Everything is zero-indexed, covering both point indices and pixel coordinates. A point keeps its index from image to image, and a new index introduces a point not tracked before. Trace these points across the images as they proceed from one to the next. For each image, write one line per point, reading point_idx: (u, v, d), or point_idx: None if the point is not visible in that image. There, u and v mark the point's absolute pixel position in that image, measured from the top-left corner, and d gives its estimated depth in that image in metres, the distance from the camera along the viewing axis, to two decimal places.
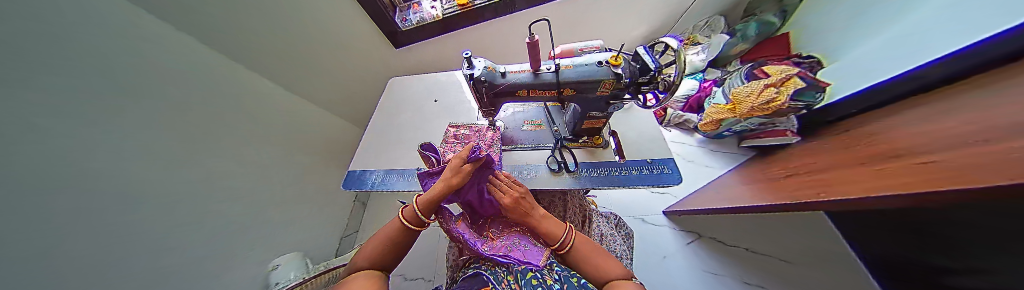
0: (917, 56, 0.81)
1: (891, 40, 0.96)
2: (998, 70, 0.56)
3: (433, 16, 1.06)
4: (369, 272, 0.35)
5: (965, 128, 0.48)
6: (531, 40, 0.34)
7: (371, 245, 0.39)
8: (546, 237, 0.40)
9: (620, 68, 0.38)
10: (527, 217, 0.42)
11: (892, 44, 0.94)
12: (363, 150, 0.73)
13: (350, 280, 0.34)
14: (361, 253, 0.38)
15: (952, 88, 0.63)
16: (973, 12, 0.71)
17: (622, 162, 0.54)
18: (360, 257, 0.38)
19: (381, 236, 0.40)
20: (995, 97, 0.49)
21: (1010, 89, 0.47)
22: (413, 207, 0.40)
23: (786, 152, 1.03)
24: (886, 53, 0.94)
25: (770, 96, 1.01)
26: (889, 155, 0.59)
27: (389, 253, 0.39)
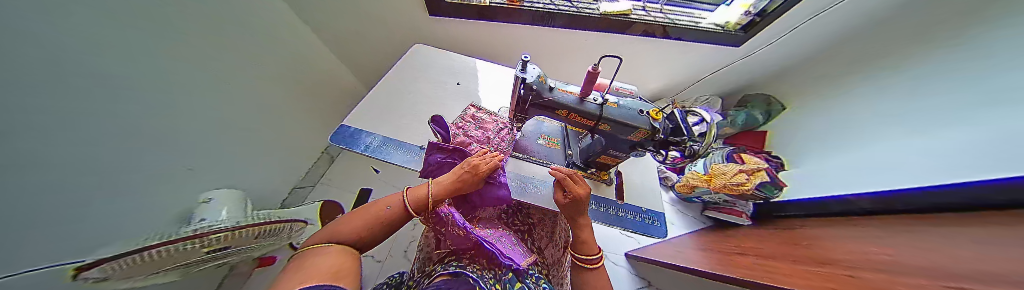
0: (921, 177, 0.74)
1: (861, 155, 0.98)
2: (914, 218, 0.69)
3: (481, 1, 1.00)
4: (342, 246, 0.33)
5: (885, 258, 0.58)
6: (594, 70, 0.35)
7: (357, 219, 0.37)
8: (587, 245, 0.44)
9: (658, 123, 0.41)
10: (576, 219, 0.47)
11: (867, 160, 0.95)
12: (363, 107, 0.67)
13: (314, 247, 0.31)
14: (345, 223, 0.36)
15: (880, 221, 0.76)
16: (952, 146, 0.71)
17: (619, 203, 0.56)
18: (343, 227, 0.35)
19: (370, 214, 0.38)
20: (909, 241, 0.61)
21: (922, 238, 0.59)
22: (426, 193, 0.44)
23: (738, 232, 1.16)
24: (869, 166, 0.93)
25: (741, 180, 1.14)
26: (822, 260, 0.69)
27: (376, 230, 0.38)
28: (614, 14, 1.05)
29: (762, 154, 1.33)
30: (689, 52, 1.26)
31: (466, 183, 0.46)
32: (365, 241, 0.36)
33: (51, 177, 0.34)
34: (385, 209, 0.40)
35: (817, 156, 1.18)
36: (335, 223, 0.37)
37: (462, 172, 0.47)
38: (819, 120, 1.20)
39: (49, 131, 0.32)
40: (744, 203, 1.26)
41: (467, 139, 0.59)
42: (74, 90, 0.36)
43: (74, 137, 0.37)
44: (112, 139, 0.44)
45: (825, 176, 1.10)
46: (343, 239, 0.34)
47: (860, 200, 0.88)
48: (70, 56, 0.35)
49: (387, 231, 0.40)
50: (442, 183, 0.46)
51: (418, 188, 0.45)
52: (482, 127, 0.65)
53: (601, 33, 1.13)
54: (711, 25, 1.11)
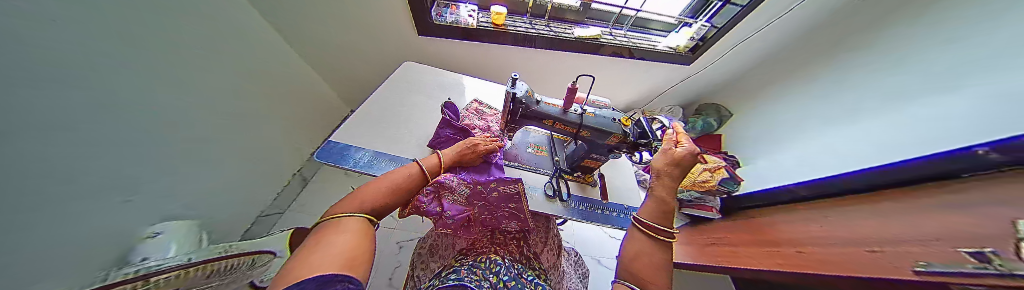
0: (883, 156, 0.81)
1: (814, 148, 1.11)
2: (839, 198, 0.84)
3: (470, 24, 1.08)
4: (366, 219, 0.34)
5: (828, 236, 0.69)
6: (573, 86, 0.41)
7: (377, 188, 0.38)
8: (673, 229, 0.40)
9: (627, 129, 0.50)
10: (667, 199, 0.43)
11: (819, 151, 1.08)
12: (351, 124, 0.67)
13: (339, 219, 0.32)
14: (366, 192, 0.37)
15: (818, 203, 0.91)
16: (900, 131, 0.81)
17: (605, 203, 0.62)
18: (365, 196, 0.36)
19: (390, 183, 0.40)
20: (840, 219, 0.73)
21: (848, 216, 0.71)
22: (438, 160, 0.49)
23: (710, 226, 1.28)
24: (824, 154, 1.05)
25: (706, 177, 1.28)
26: (780, 242, 0.79)
27: (392, 201, 0.39)
28: (588, 38, 1.20)
29: (720, 154, 1.51)
30: (653, 69, 1.44)
31: (467, 157, 0.54)
32: (386, 208, 0.38)
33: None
34: (402, 177, 0.42)
35: (767, 152, 1.36)
36: (355, 193, 0.37)
37: (465, 148, 0.54)
38: (764, 122, 1.40)
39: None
40: (712, 198, 1.38)
41: (472, 125, 0.69)
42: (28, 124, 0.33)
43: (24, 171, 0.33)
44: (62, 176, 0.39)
45: (781, 169, 1.23)
46: (370, 210, 0.35)
47: (799, 190, 1.03)
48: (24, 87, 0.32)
49: (405, 197, 0.42)
50: (446, 155, 0.51)
51: (430, 158, 0.49)
52: (484, 118, 0.74)
53: (577, 53, 1.26)
54: (666, 48, 1.31)
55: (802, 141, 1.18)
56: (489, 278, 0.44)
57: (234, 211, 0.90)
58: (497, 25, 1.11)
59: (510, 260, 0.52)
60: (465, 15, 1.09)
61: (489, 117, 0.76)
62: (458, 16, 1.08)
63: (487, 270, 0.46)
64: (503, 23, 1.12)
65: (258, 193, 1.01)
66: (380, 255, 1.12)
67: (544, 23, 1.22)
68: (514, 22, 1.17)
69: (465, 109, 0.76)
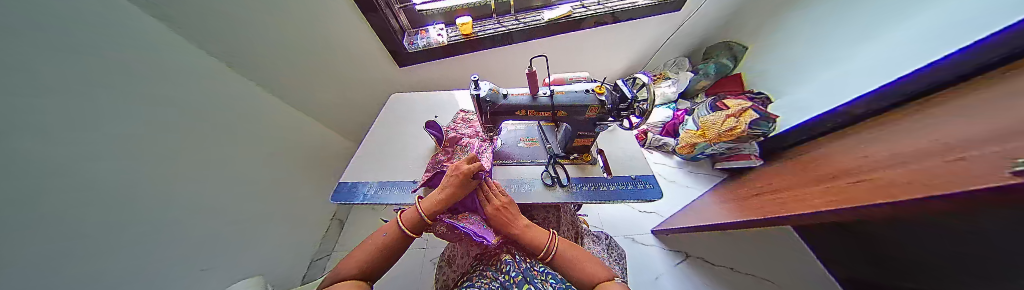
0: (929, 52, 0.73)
1: (864, 58, 0.95)
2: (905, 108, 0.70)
3: (441, 42, 1.10)
4: (349, 282, 0.37)
5: (893, 156, 0.57)
6: (531, 70, 0.41)
7: (360, 255, 0.42)
8: (535, 246, 0.45)
9: (603, 96, 0.46)
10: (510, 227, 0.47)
11: (873, 58, 0.91)
12: (357, 162, 0.72)
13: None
14: (346, 264, 0.40)
15: (878, 120, 0.76)
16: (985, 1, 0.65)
17: (610, 178, 0.59)
18: (345, 268, 0.40)
19: (370, 247, 0.43)
20: (909, 131, 0.60)
21: (920, 126, 0.58)
22: (418, 212, 0.47)
23: (753, 175, 1.14)
24: (880, 60, 0.89)
25: (732, 125, 1.16)
26: (834, 176, 0.68)
27: (376, 258, 0.42)
28: (559, 18, 1.16)
29: (744, 95, 1.35)
30: (641, 27, 1.34)
31: (456, 188, 0.49)
32: (372, 271, 0.41)
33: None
34: (381, 237, 0.45)
35: (802, 76, 1.20)
36: (339, 265, 0.41)
37: (449, 181, 0.49)
38: (787, 44, 1.25)
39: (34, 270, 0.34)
40: (750, 145, 1.23)
41: (460, 135, 0.71)
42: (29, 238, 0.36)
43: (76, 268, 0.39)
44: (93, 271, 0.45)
45: (818, 93, 1.10)
46: (346, 278, 0.38)
47: (853, 109, 0.88)
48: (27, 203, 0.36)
49: (389, 255, 0.44)
50: (429, 200, 0.49)
51: (411, 210, 0.48)
52: (472, 125, 0.77)
53: (555, 35, 1.23)
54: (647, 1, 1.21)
55: (847, 53, 1.02)
56: (500, 278, 0.45)
57: (285, 262, 1.02)
58: (466, 34, 1.12)
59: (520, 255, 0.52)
60: (435, 34, 1.12)
61: (475, 123, 0.79)
62: (428, 37, 1.11)
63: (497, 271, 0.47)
64: (471, 31, 1.13)
65: (303, 242, 1.14)
66: (416, 275, 1.17)
67: (513, 18, 1.21)
68: (482, 26, 1.17)
69: (453, 121, 0.80)
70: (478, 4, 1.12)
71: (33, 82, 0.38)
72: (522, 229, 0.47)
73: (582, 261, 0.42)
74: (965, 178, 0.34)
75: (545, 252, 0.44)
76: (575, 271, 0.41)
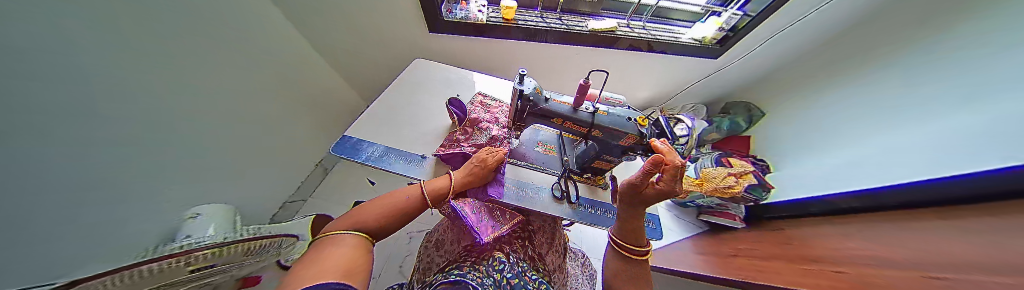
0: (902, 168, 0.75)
1: (841, 160, 0.99)
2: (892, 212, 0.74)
3: (479, 19, 1.05)
4: (360, 236, 0.35)
5: (872, 256, 0.61)
6: (585, 83, 0.39)
7: (378, 209, 0.40)
8: (639, 242, 0.44)
9: (645, 129, 0.46)
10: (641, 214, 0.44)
11: (849, 162, 0.95)
12: (366, 119, 0.69)
13: (333, 236, 0.33)
14: (367, 212, 0.38)
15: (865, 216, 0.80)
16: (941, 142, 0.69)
17: (616, 207, 0.59)
18: (364, 216, 0.38)
19: (388, 204, 0.41)
20: (891, 237, 0.64)
21: (903, 235, 0.62)
22: (446, 186, 0.48)
23: (734, 236, 1.19)
24: (852, 165, 0.93)
25: (731, 183, 1.18)
26: (811, 258, 0.72)
27: (395, 219, 0.41)
28: (602, 31, 1.14)
29: (748, 158, 1.39)
30: (674, 65, 1.35)
31: (477, 175, 0.51)
32: (385, 230, 0.39)
33: (12, 194, 0.31)
34: (403, 199, 0.43)
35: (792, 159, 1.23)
36: (353, 212, 0.39)
37: (473, 166, 0.52)
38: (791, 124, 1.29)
39: (27, 150, 0.32)
40: (737, 206, 1.28)
41: (479, 120, 0.69)
42: (50, 101, 0.35)
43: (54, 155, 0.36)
44: (89, 153, 0.42)
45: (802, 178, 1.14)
46: (366, 227, 0.36)
47: (840, 200, 0.91)
48: (43, 62, 0.34)
49: (406, 218, 0.43)
50: (458, 177, 0.50)
51: (436, 182, 0.48)
52: (490, 112, 0.74)
53: (592, 47, 1.20)
54: (689, 40, 1.21)
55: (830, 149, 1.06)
56: (493, 275, 0.45)
57: (258, 196, 0.97)
58: (507, 19, 1.08)
59: (512, 258, 0.52)
60: (475, 9, 1.07)
61: (493, 110, 0.76)
62: (468, 10, 1.06)
63: (492, 267, 0.46)
64: (512, 17, 1.09)
65: (281, 181, 1.09)
66: (390, 245, 1.16)
67: (556, 17, 1.17)
68: (524, 16, 1.14)
69: (470, 104, 0.76)
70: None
71: None
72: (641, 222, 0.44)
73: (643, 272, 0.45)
74: None
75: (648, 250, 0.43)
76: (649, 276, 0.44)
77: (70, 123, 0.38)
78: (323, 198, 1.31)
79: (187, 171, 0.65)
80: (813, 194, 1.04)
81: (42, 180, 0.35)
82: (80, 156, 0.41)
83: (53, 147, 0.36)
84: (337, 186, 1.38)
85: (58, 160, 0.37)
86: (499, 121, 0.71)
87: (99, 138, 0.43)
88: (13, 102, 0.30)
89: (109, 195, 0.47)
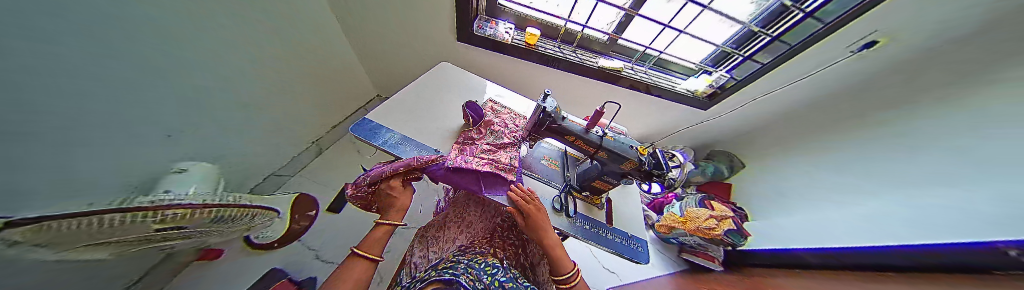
0: (876, 233, 0.84)
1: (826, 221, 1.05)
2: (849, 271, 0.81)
3: (503, 39, 1.14)
4: None
5: None
6: (601, 110, 0.45)
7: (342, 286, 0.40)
8: (560, 267, 0.48)
9: (643, 157, 0.52)
10: (545, 240, 0.50)
11: (830, 225, 1.02)
12: (384, 107, 0.72)
13: None
14: None
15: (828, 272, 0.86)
16: (930, 219, 0.73)
17: (608, 226, 0.63)
18: None
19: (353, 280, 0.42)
20: None
21: None
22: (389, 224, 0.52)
23: (711, 278, 1.23)
24: (838, 225, 0.98)
25: (711, 225, 1.25)
26: None
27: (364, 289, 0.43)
28: (609, 69, 1.26)
29: (727, 203, 1.48)
30: (669, 108, 1.48)
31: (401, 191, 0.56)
32: None
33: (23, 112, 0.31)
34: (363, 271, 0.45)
35: (776, 211, 1.33)
36: None
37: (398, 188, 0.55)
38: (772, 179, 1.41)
39: (50, 72, 0.33)
40: (716, 249, 1.37)
41: (494, 120, 0.75)
42: (77, 39, 0.35)
43: (71, 85, 0.37)
44: (98, 96, 0.42)
45: (782, 230, 1.22)
46: None
47: (807, 256, 0.99)
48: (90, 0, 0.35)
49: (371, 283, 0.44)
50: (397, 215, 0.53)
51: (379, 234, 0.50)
52: (504, 116, 0.80)
53: (598, 80, 1.32)
54: (683, 89, 1.36)
55: (816, 209, 1.13)
56: (485, 279, 0.46)
57: (246, 166, 0.94)
58: (527, 42, 1.18)
59: (505, 265, 0.55)
60: (504, 29, 1.14)
61: (507, 116, 0.82)
62: (495, 28, 1.15)
63: (483, 272, 0.48)
64: (534, 43, 1.18)
65: (271, 155, 1.06)
66: None
67: (570, 49, 1.30)
68: (544, 43, 1.25)
69: (487, 106, 0.82)
70: (549, 24, 1.20)
71: None
72: (554, 250, 0.49)
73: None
74: None
75: (574, 273, 0.48)
76: None
77: (85, 64, 0.37)
78: (312, 180, 1.28)
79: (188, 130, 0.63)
80: (789, 246, 1.11)
81: (53, 108, 0.35)
82: (88, 97, 0.40)
83: (72, 78, 0.36)
84: (329, 169, 1.36)
85: (63, 97, 0.36)
86: (510, 127, 0.76)
87: (110, 80, 0.42)
88: (40, 31, 0.29)
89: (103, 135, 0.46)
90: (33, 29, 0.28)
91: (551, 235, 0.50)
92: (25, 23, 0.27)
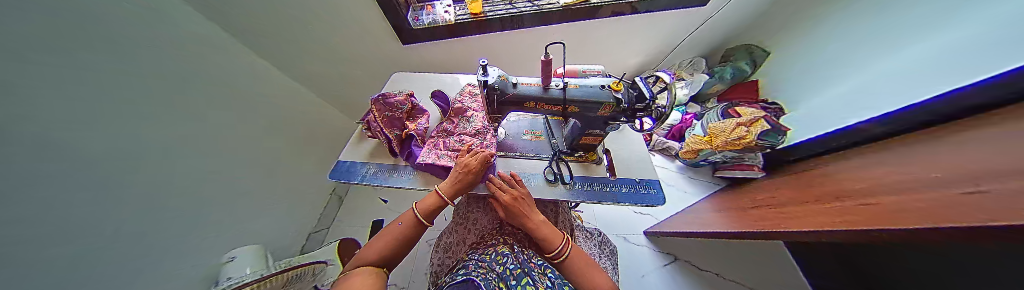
0: (921, 83, 0.75)
1: (866, 83, 0.93)
2: (924, 132, 0.67)
3: (448, 20, 1.03)
4: (368, 268, 0.41)
5: (901, 178, 0.57)
6: (545, 58, 0.38)
7: (377, 244, 0.46)
8: (547, 245, 0.46)
9: (620, 94, 0.44)
10: (528, 220, 0.47)
11: (872, 85, 0.91)
12: (355, 140, 0.71)
13: (350, 274, 0.39)
14: (365, 256, 0.43)
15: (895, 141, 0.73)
16: (976, 47, 0.64)
17: (612, 179, 0.57)
18: (368, 254, 0.44)
19: (390, 235, 0.48)
20: (928, 155, 0.58)
21: (944, 151, 0.55)
22: (416, 210, 0.50)
23: (754, 185, 1.15)
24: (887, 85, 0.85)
25: (742, 134, 1.12)
26: (835, 195, 0.67)
27: (397, 247, 0.47)
28: (574, 4, 1.08)
29: (757, 104, 1.31)
30: (660, 22, 1.27)
31: (462, 182, 0.51)
32: (388, 258, 0.45)
33: (50, 259, 0.35)
34: (397, 226, 0.49)
35: (813, 92, 1.16)
36: (360, 253, 0.45)
37: (458, 174, 0.52)
38: (805, 59, 1.19)
39: (58, 220, 0.36)
40: (753, 156, 1.23)
41: (465, 108, 0.69)
42: (77, 177, 0.39)
43: (89, 223, 0.41)
44: (125, 220, 0.47)
45: (820, 109, 1.10)
46: (371, 263, 0.42)
47: (869, 127, 0.85)
48: (80, 144, 0.39)
49: (405, 245, 0.49)
50: (443, 188, 0.52)
51: (423, 201, 0.51)
52: (479, 99, 0.72)
53: (570, 23, 1.15)
54: None
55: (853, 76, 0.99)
56: (496, 269, 0.44)
57: (281, 232, 1.04)
58: (475, 14, 1.05)
59: (518, 248, 0.53)
60: (442, 10, 1.06)
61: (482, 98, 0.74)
62: (435, 14, 1.04)
63: (494, 261, 0.46)
64: (481, 10, 1.06)
65: (298, 215, 1.16)
66: (413, 255, 1.23)
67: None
68: (494, 6, 1.10)
69: (458, 94, 0.74)
70: None
71: (81, 49, 0.40)
72: (540, 229, 0.47)
73: (583, 272, 0.44)
74: (973, 210, 0.33)
75: (562, 246, 0.45)
76: (584, 274, 0.43)
77: (95, 196, 0.42)
78: (343, 223, 1.38)
79: (216, 221, 0.70)
80: (842, 125, 0.96)
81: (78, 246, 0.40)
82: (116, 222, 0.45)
83: (85, 215, 0.41)
84: (353, 209, 1.45)
85: (84, 234, 0.40)
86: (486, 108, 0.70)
87: (129, 203, 0.47)
88: (32, 187, 0.33)
89: (152, 249, 0.53)
90: (21, 187, 0.31)
91: (536, 215, 0.48)
92: (8, 185, 0.30)
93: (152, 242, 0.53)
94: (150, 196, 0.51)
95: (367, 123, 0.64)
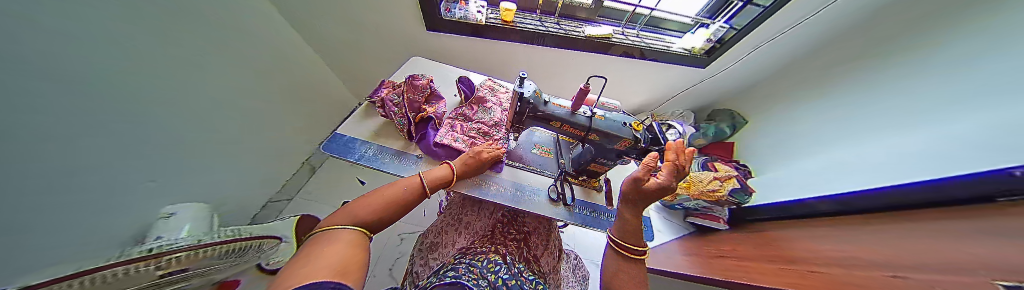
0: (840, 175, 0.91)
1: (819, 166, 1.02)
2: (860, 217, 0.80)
3: (478, 20, 1.05)
4: (354, 229, 0.35)
5: (840, 254, 0.66)
6: (585, 87, 0.40)
7: (372, 201, 0.40)
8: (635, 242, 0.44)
9: (639, 134, 0.47)
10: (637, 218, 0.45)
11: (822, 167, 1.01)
12: (359, 116, 0.67)
13: (330, 231, 0.33)
14: (356, 209, 0.37)
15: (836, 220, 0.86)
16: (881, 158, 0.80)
17: (609, 209, 0.60)
18: (361, 211, 0.37)
19: (387, 195, 0.42)
20: (861, 238, 0.69)
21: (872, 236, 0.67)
22: (423, 178, 0.47)
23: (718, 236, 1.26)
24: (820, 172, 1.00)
25: (715, 187, 1.23)
26: (788, 259, 0.76)
27: (392, 212, 0.41)
28: (597, 37, 1.17)
29: (731, 163, 1.46)
30: (665, 72, 1.40)
31: (469, 166, 0.52)
32: (381, 221, 0.39)
33: (9, 186, 0.31)
34: (402, 190, 0.44)
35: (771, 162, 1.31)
36: (350, 205, 0.39)
37: (468, 158, 0.53)
38: (770, 132, 1.34)
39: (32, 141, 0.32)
40: (721, 209, 1.35)
41: (485, 99, 0.70)
42: (55, 97, 0.34)
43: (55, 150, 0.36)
44: (85, 153, 0.41)
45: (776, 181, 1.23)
46: (363, 222, 0.37)
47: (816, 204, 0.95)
48: (60, 60, 0.34)
49: (401, 210, 0.43)
50: (454, 165, 0.52)
51: (430, 172, 0.49)
52: (498, 95, 0.74)
53: (589, 52, 1.23)
54: (680, 50, 1.27)
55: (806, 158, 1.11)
56: (489, 276, 0.44)
57: (240, 195, 0.92)
58: (506, 21, 1.09)
59: (510, 260, 0.52)
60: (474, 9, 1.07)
61: (501, 95, 0.75)
62: (467, 10, 1.06)
63: (486, 269, 0.46)
64: (511, 19, 1.09)
65: (264, 180, 1.04)
66: (382, 246, 1.15)
67: (554, 21, 1.19)
68: (523, 19, 1.15)
69: (478, 85, 0.75)
70: None
71: None
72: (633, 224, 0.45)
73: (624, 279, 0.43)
74: None
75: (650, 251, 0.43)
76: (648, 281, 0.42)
77: (65, 122, 0.37)
78: (310, 198, 1.26)
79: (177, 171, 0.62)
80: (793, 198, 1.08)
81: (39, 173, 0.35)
82: (75, 154, 0.39)
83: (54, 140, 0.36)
84: (325, 185, 1.34)
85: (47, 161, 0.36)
86: (504, 104, 0.72)
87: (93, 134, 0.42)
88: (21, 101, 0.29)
89: (101, 190, 0.45)
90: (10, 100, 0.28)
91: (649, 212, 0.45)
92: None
93: (103, 182, 0.46)
94: (117, 130, 0.45)
95: (382, 102, 0.62)
